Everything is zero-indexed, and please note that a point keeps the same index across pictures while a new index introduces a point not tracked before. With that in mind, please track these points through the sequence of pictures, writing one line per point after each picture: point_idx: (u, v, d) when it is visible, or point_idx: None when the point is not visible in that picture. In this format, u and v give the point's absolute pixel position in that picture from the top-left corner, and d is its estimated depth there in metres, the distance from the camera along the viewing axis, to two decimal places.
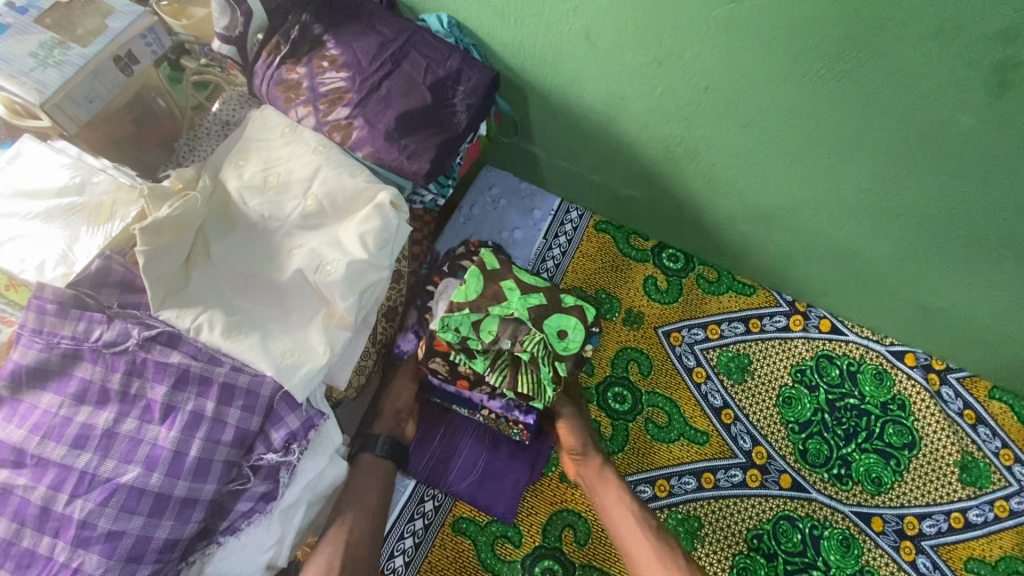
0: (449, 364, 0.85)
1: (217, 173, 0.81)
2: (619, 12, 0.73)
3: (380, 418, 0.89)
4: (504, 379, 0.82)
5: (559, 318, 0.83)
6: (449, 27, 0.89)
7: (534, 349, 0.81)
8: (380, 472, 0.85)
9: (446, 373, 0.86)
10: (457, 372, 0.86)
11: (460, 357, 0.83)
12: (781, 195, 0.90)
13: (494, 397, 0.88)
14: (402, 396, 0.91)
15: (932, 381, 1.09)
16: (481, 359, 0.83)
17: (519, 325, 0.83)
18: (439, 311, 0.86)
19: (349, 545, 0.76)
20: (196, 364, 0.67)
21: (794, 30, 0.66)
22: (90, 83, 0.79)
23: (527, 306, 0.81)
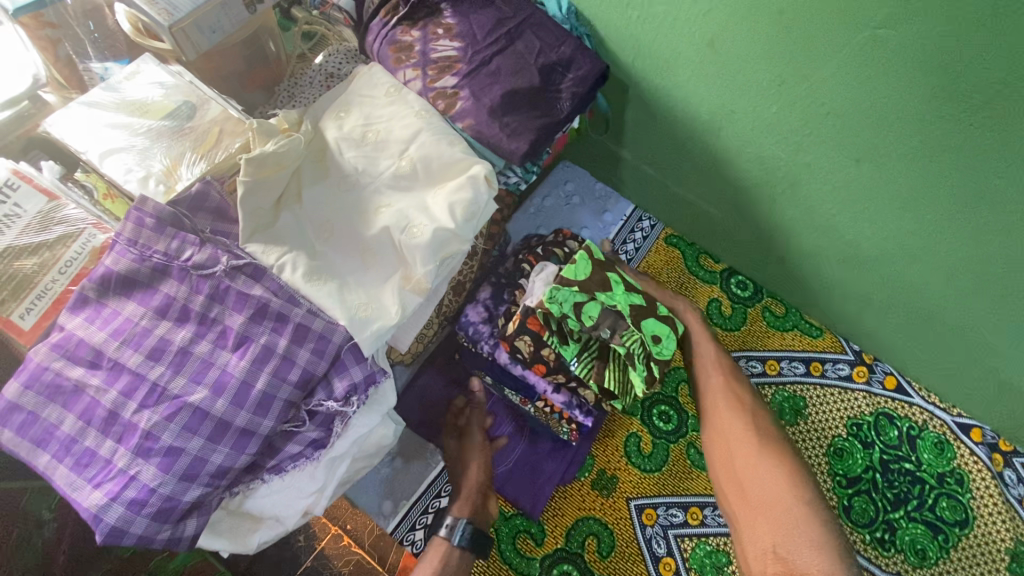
0: (533, 346, 0.83)
1: (318, 121, 0.83)
2: (752, 22, 0.71)
3: (461, 498, 0.90)
4: (591, 372, 0.83)
5: (656, 324, 0.83)
6: (567, 13, 0.87)
7: (631, 346, 0.81)
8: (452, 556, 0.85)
9: (528, 355, 0.83)
10: (539, 355, 0.83)
11: (552, 339, 0.82)
12: (878, 238, 0.86)
13: (559, 389, 0.88)
14: (481, 472, 0.92)
15: (996, 461, 1.03)
16: (574, 344, 0.82)
17: (619, 319, 0.82)
18: (534, 288, 0.84)
19: None
20: (275, 300, 0.68)
21: (942, 67, 0.62)
22: (217, 15, 0.81)
23: (630, 303, 0.82)
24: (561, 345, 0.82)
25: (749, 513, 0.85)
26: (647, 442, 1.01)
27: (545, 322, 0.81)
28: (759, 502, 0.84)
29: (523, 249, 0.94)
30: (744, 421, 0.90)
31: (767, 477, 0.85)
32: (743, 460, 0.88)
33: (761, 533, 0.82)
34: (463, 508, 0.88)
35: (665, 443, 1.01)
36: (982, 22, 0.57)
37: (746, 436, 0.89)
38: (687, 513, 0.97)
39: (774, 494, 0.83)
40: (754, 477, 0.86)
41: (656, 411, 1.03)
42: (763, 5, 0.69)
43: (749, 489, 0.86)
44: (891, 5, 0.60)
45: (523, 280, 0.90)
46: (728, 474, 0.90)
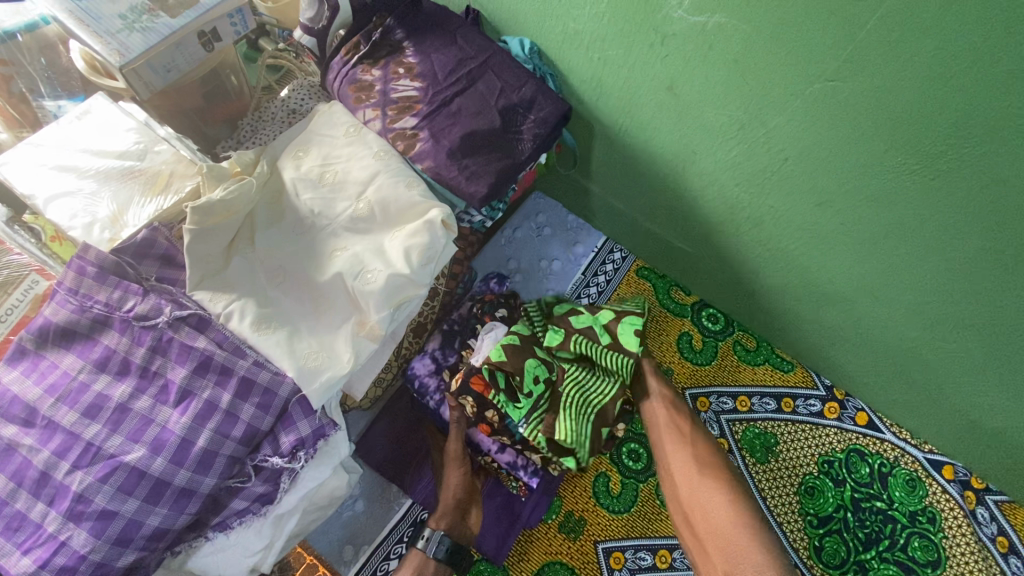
0: (477, 406, 0.83)
1: (276, 160, 0.81)
2: (709, 69, 0.70)
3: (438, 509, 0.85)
4: (539, 427, 0.81)
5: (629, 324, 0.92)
6: (530, 53, 0.87)
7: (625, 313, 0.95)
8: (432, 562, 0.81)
9: (472, 413, 0.83)
10: (483, 414, 0.83)
11: (500, 398, 0.82)
12: (842, 279, 0.85)
13: (504, 448, 0.88)
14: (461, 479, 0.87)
15: (968, 499, 1.02)
16: (524, 402, 0.82)
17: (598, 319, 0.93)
18: (481, 347, 0.86)
19: None
20: (219, 352, 0.66)
21: (896, 118, 0.61)
22: (171, 54, 0.80)
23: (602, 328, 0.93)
24: (511, 404, 0.82)
25: (700, 548, 0.82)
26: (616, 482, 0.99)
27: (489, 380, 0.81)
28: (709, 536, 0.81)
29: (478, 297, 0.93)
30: (687, 454, 0.88)
31: (709, 504, 0.83)
32: (686, 487, 0.86)
33: (714, 570, 0.79)
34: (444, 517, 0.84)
35: (634, 482, 0.99)
36: (930, 78, 0.56)
37: (689, 469, 0.87)
38: (655, 555, 0.95)
39: (716, 520, 0.81)
40: (697, 505, 0.84)
41: (624, 450, 1.01)
42: (718, 53, 0.68)
43: (698, 523, 0.83)
44: (842, 58, 0.60)
45: (472, 339, 0.90)
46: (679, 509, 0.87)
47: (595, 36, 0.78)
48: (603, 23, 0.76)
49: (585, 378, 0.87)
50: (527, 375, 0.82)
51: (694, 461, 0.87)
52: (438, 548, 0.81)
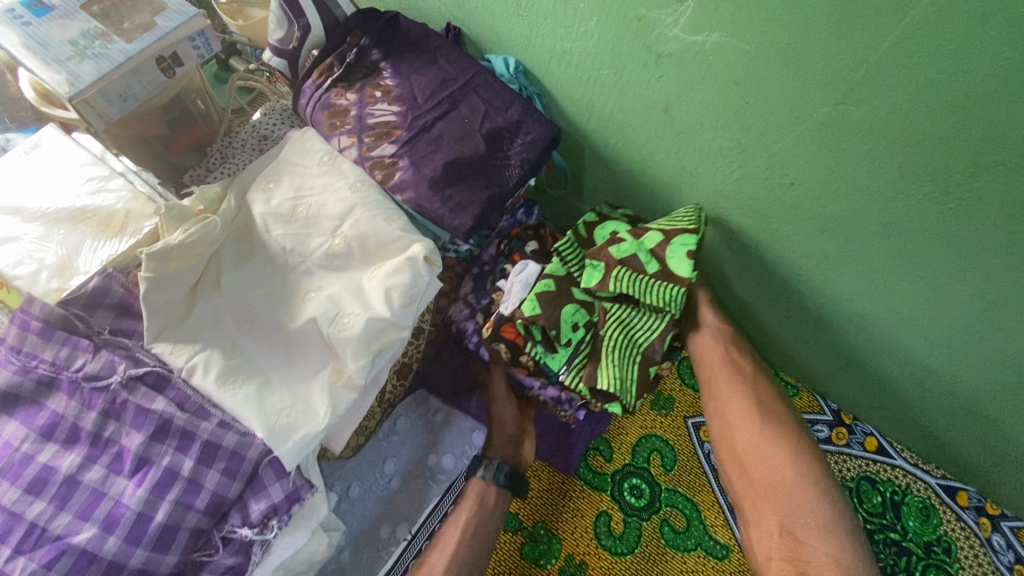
0: (511, 352, 0.83)
1: (244, 193, 0.75)
2: (707, 90, 0.66)
3: (493, 441, 0.89)
4: (580, 377, 0.80)
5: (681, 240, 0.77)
6: (515, 73, 0.82)
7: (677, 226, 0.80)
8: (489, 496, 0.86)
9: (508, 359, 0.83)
10: (519, 359, 0.83)
11: (538, 350, 0.82)
12: (850, 306, 0.80)
13: (548, 385, 0.85)
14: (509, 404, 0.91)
15: (983, 526, 0.98)
16: (563, 351, 0.81)
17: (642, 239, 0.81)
18: (510, 292, 0.83)
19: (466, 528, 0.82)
20: (179, 415, 0.60)
21: (911, 144, 0.56)
22: (128, 82, 0.74)
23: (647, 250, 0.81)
24: (548, 353, 0.81)
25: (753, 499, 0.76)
26: (618, 521, 0.94)
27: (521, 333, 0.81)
28: (767, 489, 0.74)
29: (502, 236, 0.89)
30: (748, 399, 0.80)
31: (770, 453, 0.76)
32: (743, 434, 0.79)
33: (766, 522, 0.73)
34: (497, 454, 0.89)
35: (636, 522, 0.94)
36: (948, 104, 0.51)
37: (749, 413, 0.79)
38: None
39: (776, 470, 0.74)
40: (754, 453, 0.77)
41: (626, 485, 0.96)
42: (716, 75, 0.63)
43: (756, 471, 0.76)
44: (854, 81, 0.55)
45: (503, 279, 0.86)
46: (733, 453, 0.79)
47: (584, 55, 0.73)
48: (592, 42, 0.71)
49: (629, 316, 0.81)
50: (562, 321, 0.78)
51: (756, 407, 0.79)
52: (497, 474, 0.86)
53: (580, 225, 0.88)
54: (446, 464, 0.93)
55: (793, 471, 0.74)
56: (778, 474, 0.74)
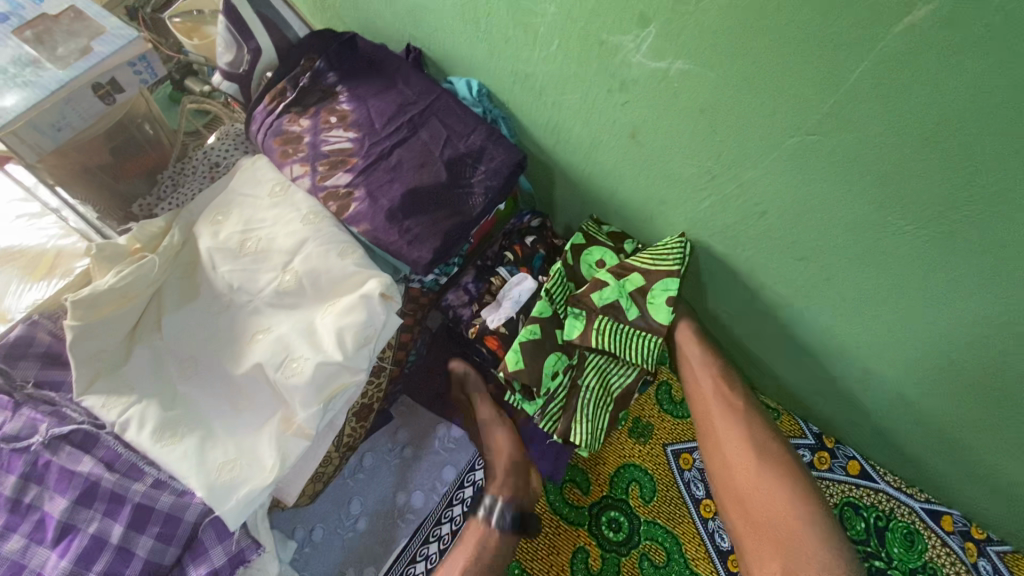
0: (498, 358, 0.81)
1: (190, 227, 0.71)
2: (674, 116, 0.63)
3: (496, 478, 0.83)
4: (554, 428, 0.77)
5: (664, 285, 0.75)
6: (478, 95, 0.79)
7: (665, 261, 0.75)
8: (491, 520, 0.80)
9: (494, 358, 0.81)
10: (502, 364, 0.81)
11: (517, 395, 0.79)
12: (827, 335, 0.77)
13: None
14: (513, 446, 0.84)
15: (969, 551, 0.95)
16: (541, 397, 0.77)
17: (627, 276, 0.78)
18: (499, 308, 0.79)
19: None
20: (108, 477, 0.54)
21: (883, 176, 0.53)
22: (61, 111, 0.69)
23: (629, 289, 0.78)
24: (527, 401, 0.78)
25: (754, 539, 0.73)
26: (596, 558, 0.90)
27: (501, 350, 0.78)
28: (767, 528, 0.72)
29: (510, 233, 0.87)
30: (740, 437, 0.77)
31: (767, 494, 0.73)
32: (740, 474, 0.76)
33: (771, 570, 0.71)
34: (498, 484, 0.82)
35: (614, 557, 0.90)
36: (919, 136, 0.48)
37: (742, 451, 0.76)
38: None
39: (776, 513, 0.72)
40: (754, 494, 0.74)
41: (604, 519, 0.93)
42: (682, 101, 0.60)
43: (754, 509, 0.74)
44: (822, 111, 0.52)
45: (500, 268, 0.83)
46: (729, 491, 0.77)
47: (547, 78, 0.70)
48: (555, 66, 0.68)
49: (608, 364, 0.80)
50: (544, 374, 0.75)
51: (749, 440, 0.76)
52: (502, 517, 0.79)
53: (568, 250, 0.82)
54: (415, 502, 0.89)
55: (790, 507, 0.71)
56: (777, 512, 0.72)
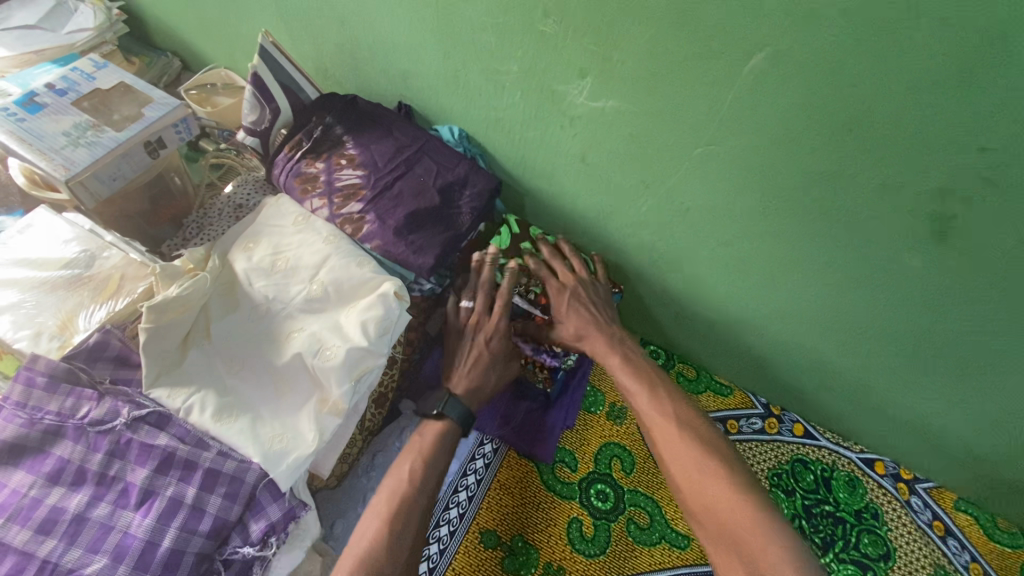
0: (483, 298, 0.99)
1: (226, 253, 0.84)
2: (611, 142, 0.83)
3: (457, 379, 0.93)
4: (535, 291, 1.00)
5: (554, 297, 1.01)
6: (459, 138, 0.98)
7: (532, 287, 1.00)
8: (437, 438, 0.87)
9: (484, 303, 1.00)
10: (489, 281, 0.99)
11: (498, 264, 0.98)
12: (752, 309, 0.95)
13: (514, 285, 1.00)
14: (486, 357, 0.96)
15: (901, 490, 1.12)
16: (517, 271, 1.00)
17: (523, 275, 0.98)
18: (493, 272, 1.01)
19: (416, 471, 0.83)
20: (182, 448, 0.67)
21: (763, 171, 0.73)
22: (117, 164, 0.84)
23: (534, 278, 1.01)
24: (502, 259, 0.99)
25: (754, 541, 0.72)
26: (589, 525, 1.02)
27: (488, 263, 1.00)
28: (727, 522, 0.75)
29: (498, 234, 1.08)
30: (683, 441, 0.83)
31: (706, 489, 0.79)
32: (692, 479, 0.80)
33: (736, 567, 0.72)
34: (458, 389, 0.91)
35: (605, 524, 1.02)
36: (777, 141, 0.69)
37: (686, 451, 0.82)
38: None
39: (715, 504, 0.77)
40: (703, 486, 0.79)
41: (593, 491, 1.05)
42: (617, 130, 0.81)
43: (720, 511, 0.76)
44: (711, 129, 0.73)
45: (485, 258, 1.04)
46: (686, 494, 0.80)
47: (514, 120, 0.90)
48: (519, 110, 0.88)
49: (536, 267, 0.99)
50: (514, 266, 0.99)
51: (699, 443, 0.83)
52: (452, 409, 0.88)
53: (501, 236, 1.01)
54: None
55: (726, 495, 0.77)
56: (731, 506, 0.76)
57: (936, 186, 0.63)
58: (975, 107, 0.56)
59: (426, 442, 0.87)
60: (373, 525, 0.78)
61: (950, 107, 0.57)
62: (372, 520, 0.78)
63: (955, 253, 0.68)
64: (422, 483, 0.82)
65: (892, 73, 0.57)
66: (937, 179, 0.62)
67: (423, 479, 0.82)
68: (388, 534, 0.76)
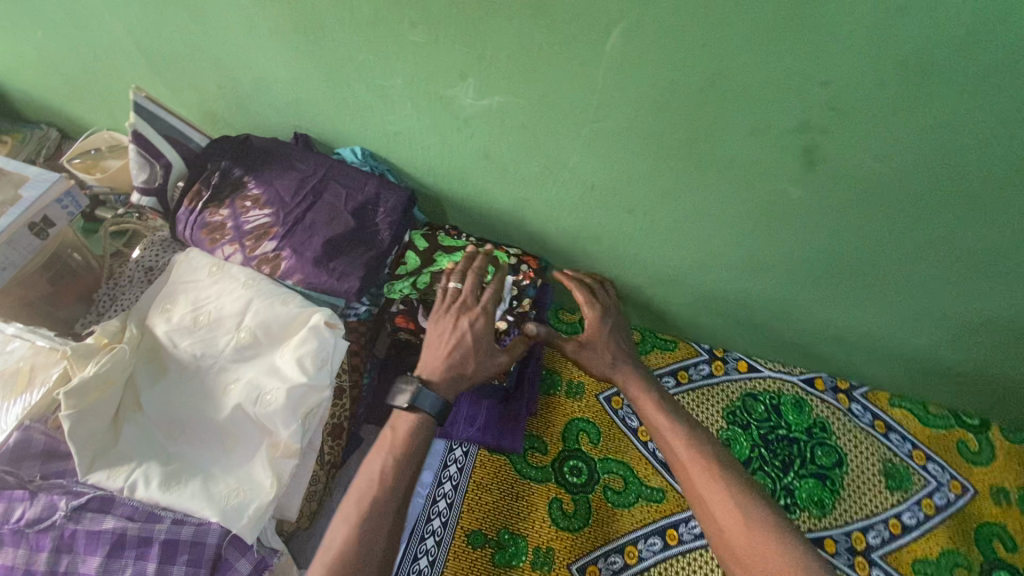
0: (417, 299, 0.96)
1: (144, 320, 0.82)
2: (507, 135, 0.85)
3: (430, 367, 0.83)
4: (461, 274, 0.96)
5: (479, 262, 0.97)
6: (363, 157, 0.98)
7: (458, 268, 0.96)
8: (410, 432, 0.77)
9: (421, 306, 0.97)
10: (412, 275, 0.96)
11: (412, 259, 0.97)
12: (675, 264, 1.00)
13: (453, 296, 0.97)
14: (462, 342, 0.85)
15: (842, 399, 1.21)
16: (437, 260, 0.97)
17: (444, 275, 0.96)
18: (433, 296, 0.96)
19: (387, 473, 0.74)
20: (132, 526, 0.67)
21: (649, 136, 0.77)
22: (4, 253, 0.80)
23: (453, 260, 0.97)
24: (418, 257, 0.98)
25: None
26: (569, 502, 1.05)
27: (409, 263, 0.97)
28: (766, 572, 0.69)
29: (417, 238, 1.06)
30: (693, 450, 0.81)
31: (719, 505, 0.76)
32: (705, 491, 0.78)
33: None
34: (438, 380, 0.81)
35: (583, 496, 1.06)
36: (652, 106, 0.73)
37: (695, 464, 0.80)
38: (624, 554, 1.01)
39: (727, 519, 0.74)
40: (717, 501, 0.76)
41: (566, 468, 1.09)
42: (509, 122, 0.83)
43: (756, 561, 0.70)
44: (592, 105, 0.76)
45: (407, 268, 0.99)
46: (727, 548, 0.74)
47: (411, 130, 0.91)
48: (413, 119, 0.89)
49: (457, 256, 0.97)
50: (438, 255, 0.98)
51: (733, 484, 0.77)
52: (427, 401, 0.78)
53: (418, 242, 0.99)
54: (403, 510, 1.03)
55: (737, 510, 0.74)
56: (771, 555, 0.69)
57: (796, 123, 0.69)
58: (809, 46, 0.61)
59: (399, 441, 0.77)
60: (339, 536, 0.69)
61: (788, 48, 0.62)
62: (340, 528, 0.71)
63: (827, 178, 0.75)
64: (394, 482, 0.73)
65: (732, 29, 0.62)
66: (795, 116, 0.68)
67: (394, 478, 0.73)
68: (358, 540, 0.68)
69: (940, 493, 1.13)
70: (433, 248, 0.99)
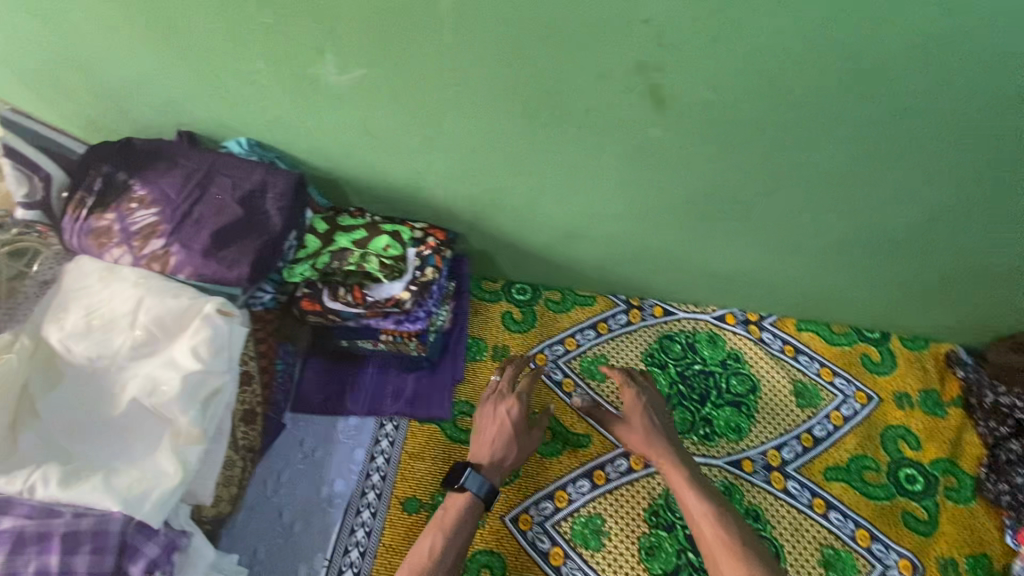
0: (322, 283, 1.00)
1: (37, 330, 0.81)
2: (380, 107, 0.87)
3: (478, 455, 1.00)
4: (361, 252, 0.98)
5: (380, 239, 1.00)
6: (249, 147, 0.98)
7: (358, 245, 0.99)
8: (461, 516, 0.94)
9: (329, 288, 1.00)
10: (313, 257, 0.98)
11: (312, 241, 0.98)
12: (569, 217, 1.04)
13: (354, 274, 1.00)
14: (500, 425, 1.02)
15: (752, 330, 1.28)
16: (337, 240, 0.99)
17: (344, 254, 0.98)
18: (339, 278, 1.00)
19: (437, 545, 0.90)
20: (31, 523, 0.68)
21: (508, 90, 0.81)
22: None
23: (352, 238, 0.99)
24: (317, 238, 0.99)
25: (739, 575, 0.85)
26: None
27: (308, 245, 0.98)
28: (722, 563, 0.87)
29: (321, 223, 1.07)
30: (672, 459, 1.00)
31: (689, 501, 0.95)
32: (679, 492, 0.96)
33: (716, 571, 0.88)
34: (485, 464, 0.99)
35: None
36: (503, 59, 0.77)
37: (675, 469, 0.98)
38: (554, 500, 1.07)
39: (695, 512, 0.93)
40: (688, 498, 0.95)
41: None
42: (378, 93, 0.85)
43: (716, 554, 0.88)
44: (450, 66, 0.79)
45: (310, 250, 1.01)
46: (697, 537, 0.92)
47: (289, 114, 0.92)
48: (288, 102, 0.90)
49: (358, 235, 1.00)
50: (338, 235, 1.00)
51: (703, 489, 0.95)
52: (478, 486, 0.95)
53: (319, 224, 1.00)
54: (338, 488, 1.05)
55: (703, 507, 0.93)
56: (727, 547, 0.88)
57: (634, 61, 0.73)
58: None
59: (449, 516, 0.94)
60: None
61: None
62: None
63: (676, 111, 0.79)
64: (443, 555, 0.90)
65: None
66: (632, 54, 0.72)
67: (442, 553, 0.90)
68: None
69: (846, 405, 1.22)
70: (332, 229, 1.00)
